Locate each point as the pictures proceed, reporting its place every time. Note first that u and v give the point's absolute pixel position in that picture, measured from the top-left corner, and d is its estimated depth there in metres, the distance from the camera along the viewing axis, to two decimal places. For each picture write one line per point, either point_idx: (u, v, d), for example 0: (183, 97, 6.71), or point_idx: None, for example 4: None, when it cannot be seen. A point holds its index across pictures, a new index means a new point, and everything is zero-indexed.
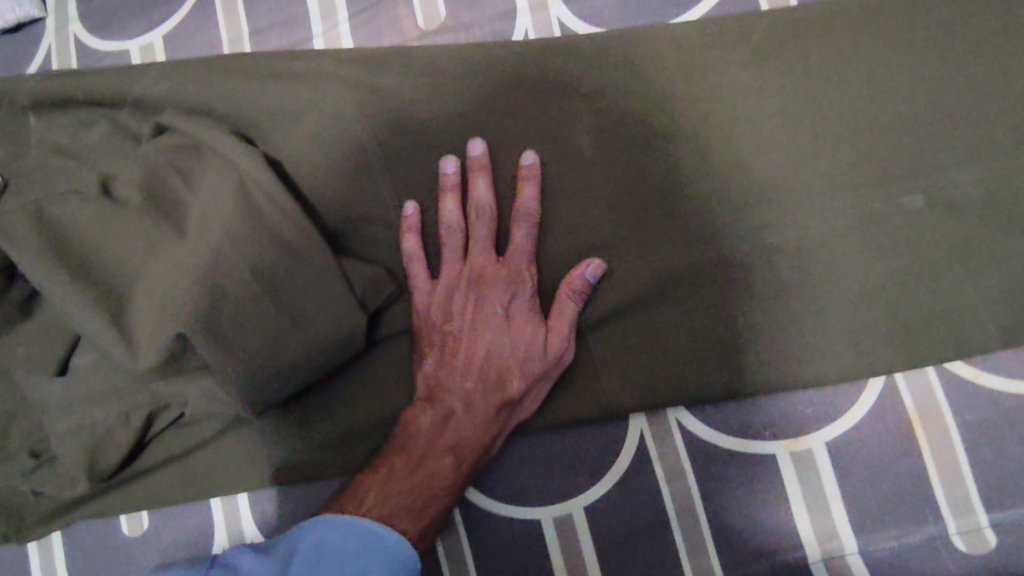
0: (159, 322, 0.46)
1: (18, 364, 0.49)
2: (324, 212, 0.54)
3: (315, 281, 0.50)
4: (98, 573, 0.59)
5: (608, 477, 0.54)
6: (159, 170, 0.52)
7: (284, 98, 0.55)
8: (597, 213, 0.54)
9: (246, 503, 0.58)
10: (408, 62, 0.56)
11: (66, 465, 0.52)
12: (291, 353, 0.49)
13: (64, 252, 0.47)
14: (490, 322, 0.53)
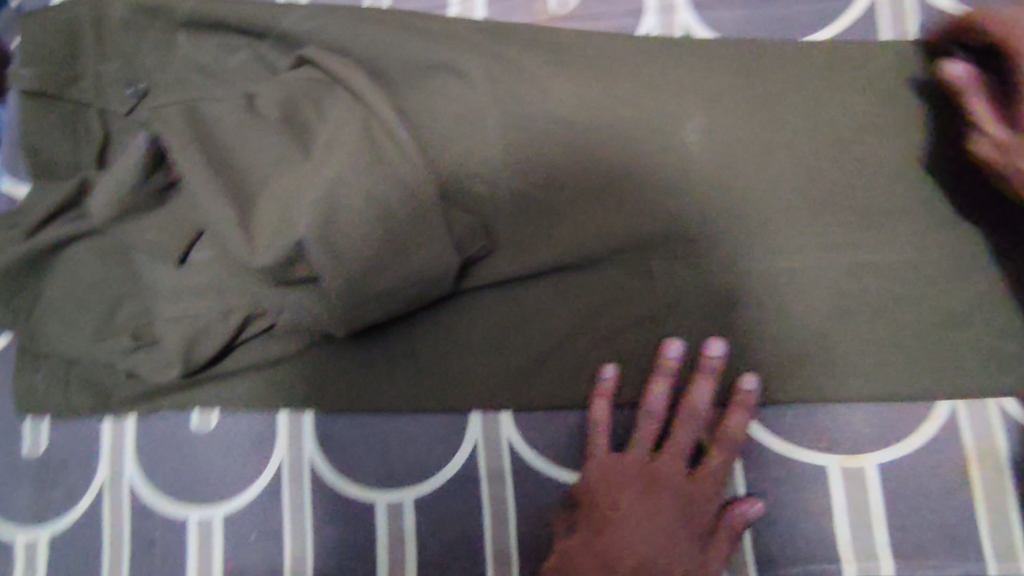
0: (281, 227, 0.51)
1: (147, 246, 0.55)
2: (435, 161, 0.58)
3: (419, 219, 0.53)
4: (164, 460, 0.63)
5: None
6: (298, 97, 0.57)
7: (417, 54, 0.61)
8: (692, 207, 0.57)
9: (309, 425, 0.61)
10: (533, 40, 0.61)
11: (165, 350, 0.56)
12: (387, 281, 0.53)
13: (210, 152, 0.53)
14: (653, 524, 0.51)
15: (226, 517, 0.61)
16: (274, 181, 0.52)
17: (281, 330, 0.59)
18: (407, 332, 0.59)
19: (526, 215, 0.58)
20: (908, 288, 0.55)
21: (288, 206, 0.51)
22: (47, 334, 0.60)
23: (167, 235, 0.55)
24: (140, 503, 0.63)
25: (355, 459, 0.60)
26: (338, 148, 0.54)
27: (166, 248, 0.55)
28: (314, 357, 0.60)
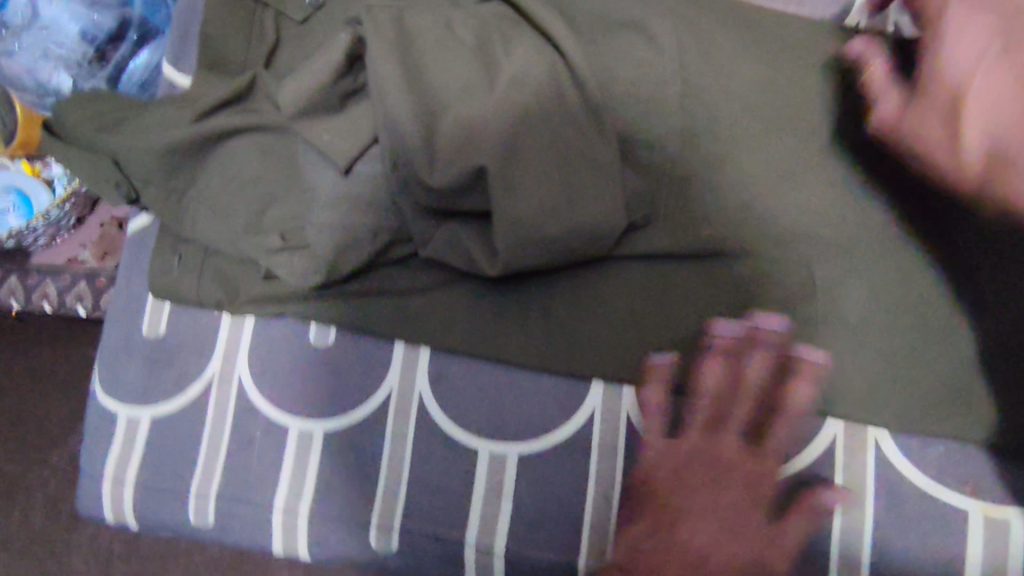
0: (465, 153, 0.50)
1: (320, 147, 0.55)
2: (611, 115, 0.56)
3: (598, 173, 0.52)
4: (272, 365, 0.63)
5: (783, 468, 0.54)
6: (491, 26, 0.55)
7: (611, 10, 0.59)
8: (868, 217, 0.57)
9: (426, 359, 0.60)
10: (733, 17, 0.59)
11: (315, 255, 0.57)
12: (556, 226, 0.51)
13: (404, 62, 0.52)
14: (724, 507, 0.45)
15: (326, 433, 0.61)
16: (457, 104, 0.51)
17: (425, 261, 0.60)
18: (549, 286, 0.58)
19: (693, 193, 0.57)
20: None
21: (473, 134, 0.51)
22: (193, 220, 0.60)
23: (340, 140, 0.55)
24: (245, 401, 0.63)
25: (468, 402, 0.59)
26: (526, 83, 0.52)
27: (336, 154, 0.55)
28: (448, 293, 0.60)
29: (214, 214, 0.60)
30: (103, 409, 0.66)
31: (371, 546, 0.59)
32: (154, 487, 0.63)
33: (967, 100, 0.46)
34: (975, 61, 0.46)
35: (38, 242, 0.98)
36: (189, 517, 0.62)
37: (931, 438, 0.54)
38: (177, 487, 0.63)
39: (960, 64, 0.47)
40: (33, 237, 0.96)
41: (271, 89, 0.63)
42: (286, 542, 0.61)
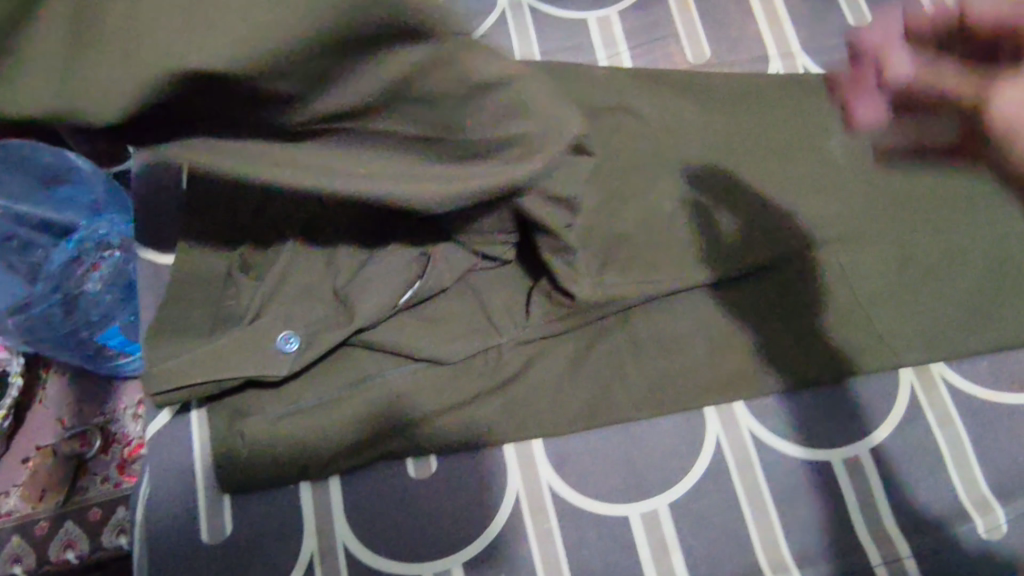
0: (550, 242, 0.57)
1: (382, 281, 0.58)
2: (609, 199, 0.65)
3: (640, 242, 0.64)
4: (380, 518, 0.58)
5: (887, 423, 0.59)
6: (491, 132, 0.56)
7: (593, 97, 0.70)
8: (849, 200, 0.65)
9: (541, 451, 0.60)
10: (686, 83, 0.71)
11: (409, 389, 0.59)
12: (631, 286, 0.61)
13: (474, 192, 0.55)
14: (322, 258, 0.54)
15: (468, 561, 0.57)
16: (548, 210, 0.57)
17: (514, 344, 0.61)
18: (634, 326, 0.62)
19: (717, 225, 0.65)
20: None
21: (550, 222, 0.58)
22: (275, 394, 0.58)
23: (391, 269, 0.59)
24: (363, 567, 0.57)
25: (600, 470, 0.59)
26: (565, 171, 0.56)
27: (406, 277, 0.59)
28: (548, 359, 0.61)
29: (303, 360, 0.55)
30: None
31: None
32: None
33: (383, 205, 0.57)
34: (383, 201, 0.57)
35: None
36: None
37: (982, 356, 0.61)
38: None
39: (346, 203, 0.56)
40: None
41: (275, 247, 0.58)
42: None
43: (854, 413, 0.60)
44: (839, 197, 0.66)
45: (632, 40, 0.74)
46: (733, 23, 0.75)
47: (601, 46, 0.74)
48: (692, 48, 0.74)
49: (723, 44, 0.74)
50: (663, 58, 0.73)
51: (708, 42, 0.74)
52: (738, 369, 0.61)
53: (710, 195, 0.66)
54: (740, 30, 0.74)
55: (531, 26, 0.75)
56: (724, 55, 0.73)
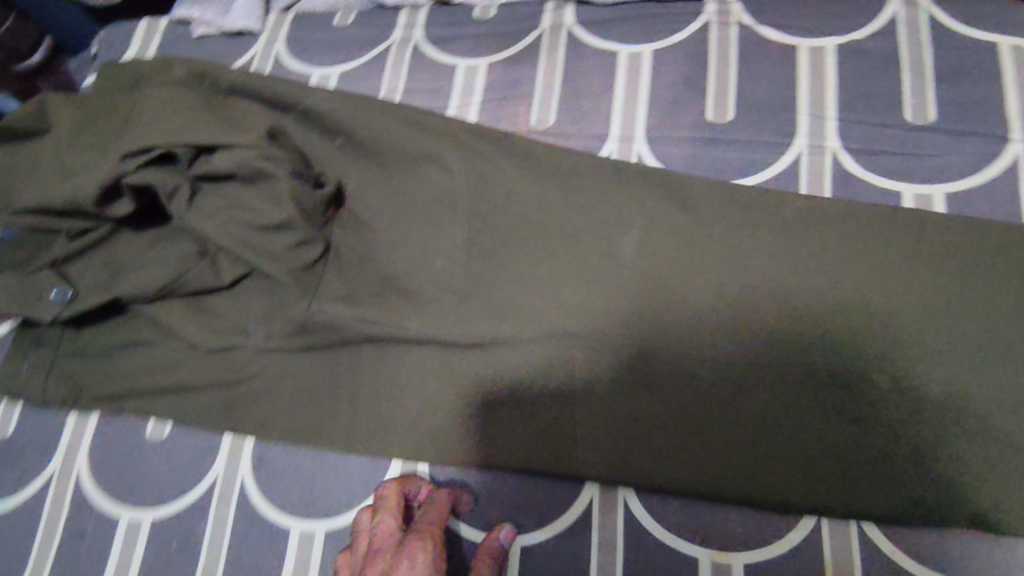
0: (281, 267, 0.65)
1: (153, 264, 0.68)
2: (386, 240, 0.69)
3: (395, 288, 0.67)
4: (108, 460, 0.69)
5: (548, 529, 0.63)
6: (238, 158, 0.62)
7: (414, 138, 0.71)
8: (611, 300, 0.64)
9: (248, 448, 0.67)
10: (511, 148, 0.72)
11: (162, 363, 0.70)
12: (362, 327, 0.65)
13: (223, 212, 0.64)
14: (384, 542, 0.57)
15: (154, 521, 0.66)
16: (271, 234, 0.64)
17: (257, 348, 0.68)
18: (364, 364, 0.67)
19: (474, 291, 0.66)
20: (823, 422, 0.59)
21: (299, 258, 0.66)
22: (69, 336, 0.71)
23: (163, 256, 0.69)
24: (82, 494, 0.68)
25: (288, 483, 0.65)
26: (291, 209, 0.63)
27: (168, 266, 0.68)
28: (281, 371, 0.68)
29: (72, 309, 0.67)
30: None
31: None
32: None
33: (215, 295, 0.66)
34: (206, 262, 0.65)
35: None
36: None
37: (672, 494, 0.61)
38: None
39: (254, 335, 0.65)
40: None
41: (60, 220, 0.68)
42: None
43: (521, 508, 0.63)
44: (602, 301, 0.64)
45: (490, 93, 0.76)
46: (592, 96, 0.74)
47: (458, 95, 0.77)
48: (540, 113, 0.74)
49: (571, 115, 0.74)
50: (508, 116, 0.75)
51: (557, 111, 0.74)
52: (430, 428, 0.64)
53: (480, 263, 0.68)
54: (595, 104, 0.73)
55: (406, 64, 0.80)
56: (566, 127, 0.73)
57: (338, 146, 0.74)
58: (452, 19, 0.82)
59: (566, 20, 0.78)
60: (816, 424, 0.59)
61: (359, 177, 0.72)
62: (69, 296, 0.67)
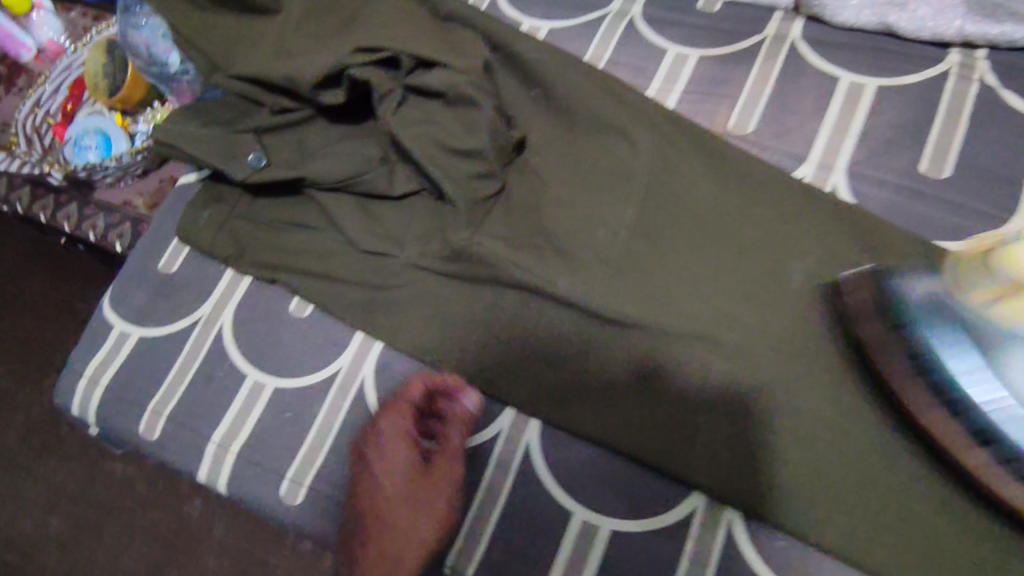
0: (457, 185, 0.64)
1: (340, 154, 0.71)
2: (558, 200, 0.70)
3: (555, 245, 0.68)
4: (250, 323, 0.74)
5: (642, 523, 0.60)
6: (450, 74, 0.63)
7: (610, 112, 0.72)
8: (767, 323, 0.63)
9: (374, 351, 0.70)
10: (704, 144, 0.70)
11: (321, 249, 0.73)
12: (512, 272, 0.65)
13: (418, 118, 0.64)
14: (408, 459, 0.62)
15: (277, 389, 0.70)
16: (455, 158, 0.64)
17: (408, 262, 0.70)
18: (502, 308, 0.66)
19: (630, 271, 0.66)
20: (958, 518, 0.55)
21: (474, 189, 0.65)
22: (250, 204, 0.77)
23: (352, 150, 0.71)
24: (219, 344, 0.73)
25: (403, 394, 0.68)
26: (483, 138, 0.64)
27: (354, 162, 0.71)
28: (422, 289, 0.69)
29: (257, 176, 0.70)
30: (104, 321, 0.77)
31: (281, 495, 0.66)
32: (122, 396, 0.73)
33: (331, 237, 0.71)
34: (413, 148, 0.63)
35: (106, 180, 1.13)
36: (138, 429, 0.71)
37: (782, 532, 0.58)
38: (138, 402, 0.72)
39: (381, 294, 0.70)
40: (103, 175, 1.12)
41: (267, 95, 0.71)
42: (209, 472, 0.68)
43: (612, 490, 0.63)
44: (757, 321, 0.63)
45: (694, 84, 0.75)
46: (800, 114, 0.71)
47: (661, 78, 0.76)
48: (741, 117, 0.72)
49: (773, 127, 0.71)
50: (707, 111, 0.73)
51: (758, 119, 0.72)
52: (552, 390, 0.64)
53: (643, 246, 0.67)
54: (802, 123, 0.71)
55: (617, 36, 0.80)
56: (765, 137, 0.71)
57: (532, 96, 0.75)
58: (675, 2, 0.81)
59: (792, 33, 0.76)
60: (949, 516, 0.56)
61: (547, 136, 0.74)
62: (261, 164, 0.71)
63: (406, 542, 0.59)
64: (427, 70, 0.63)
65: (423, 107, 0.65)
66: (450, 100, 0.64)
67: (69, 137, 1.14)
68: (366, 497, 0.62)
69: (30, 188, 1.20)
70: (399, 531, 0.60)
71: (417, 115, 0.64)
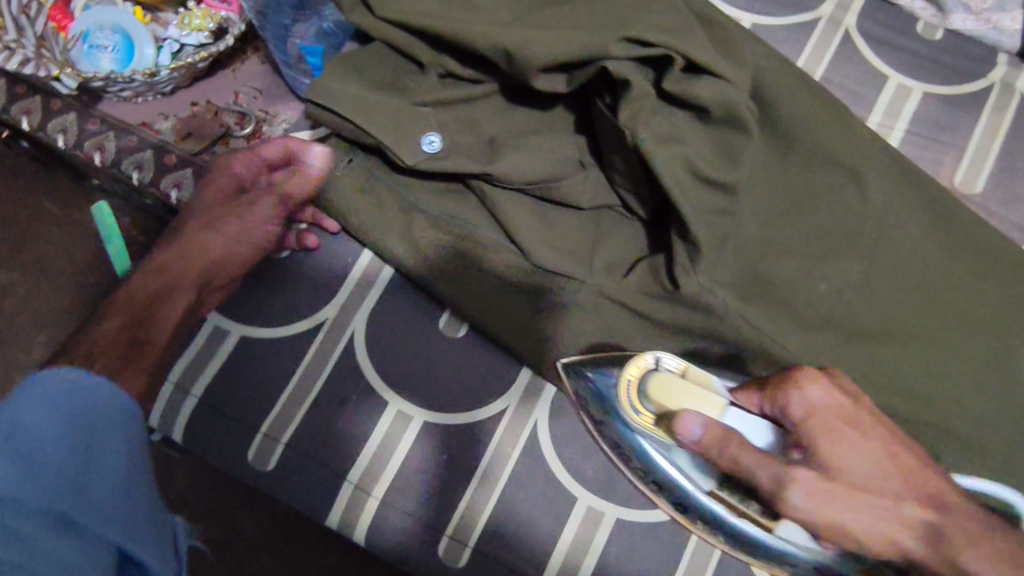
0: (696, 223, 0.54)
1: (533, 151, 0.58)
2: (778, 241, 0.60)
3: (779, 295, 0.58)
4: (391, 339, 0.61)
5: None
6: (720, 88, 0.51)
7: (848, 138, 0.61)
8: (996, 417, 0.58)
9: (550, 393, 0.60)
10: (940, 196, 0.62)
11: (489, 257, 0.59)
12: (738, 327, 0.56)
13: (669, 134, 0.52)
14: (233, 183, 0.61)
15: (430, 426, 0.58)
16: (699, 190, 0.54)
17: (604, 292, 0.58)
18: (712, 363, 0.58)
19: (858, 339, 0.58)
20: None
21: (714, 228, 0.55)
22: (391, 181, 0.60)
23: (547, 147, 0.58)
24: (352, 360, 0.60)
25: (587, 447, 0.58)
26: (739, 172, 0.53)
27: (552, 165, 0.58)
28: (615, 328, 0.58)
29: (435, 162, 0.56)
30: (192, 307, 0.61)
31: (438, 553, 0.56)
32: (222, 411, 0.58)
33: (214, 272, 0.58)
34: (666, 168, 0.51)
35: (121, 94, 0.89)
36: (249, 457, 0.58)
37: None
38: (246, 422, 0.58)
39: (223, 247, 0.59)
40: (120, 88, 0.88)
41: (453, 64, 0.58)
42: (344, 517, 0.57)
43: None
44: (990, 413, 0.58)
45: (919, 124, 0.67)
46: None
47: (883, 109, 0.67)
48: (968, 173, 0.66)
49: (1001, 191, 0.65)
50: (933, 161, 0.66)
51: (987, 179, 0.66)
52: None
53: (873, 309, 0.59)
54: None
55: (833, 44, 0.69)
56: (993, 202, 0.65)
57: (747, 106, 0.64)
58: (891, 19, 0.70)
59: (1019, 82, 0.68)
60: None
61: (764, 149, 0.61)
62: (435, 147, 0.56)
63: (200, 261, 0.58)
64: (697, 77, 0.51)
65: (675, 120, 0.52)
66: (711, 118, 0.53)
67: (74, 32, 0.89)
68: (197, 227, 0.60)
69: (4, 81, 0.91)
70: (184, 263, 0.58)
71: (667, 130, 0.52)
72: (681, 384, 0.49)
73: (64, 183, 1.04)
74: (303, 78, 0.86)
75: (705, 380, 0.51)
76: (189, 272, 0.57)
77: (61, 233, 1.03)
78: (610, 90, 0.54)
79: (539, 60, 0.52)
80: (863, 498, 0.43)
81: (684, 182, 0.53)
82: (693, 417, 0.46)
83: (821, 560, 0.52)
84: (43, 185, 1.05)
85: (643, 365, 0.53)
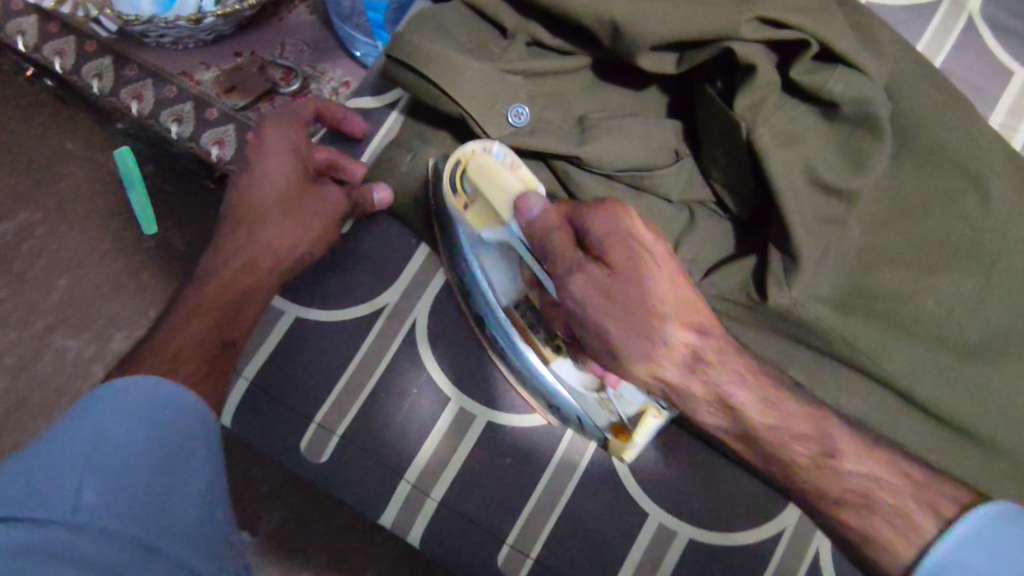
0: (807, 230, 0.48)
1: (626, 135, 0.52)
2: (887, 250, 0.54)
3: (886, 310, 0.53)
4: (451, 332, 0.56)
5: None
6: (852, 80, 0.46)
7: (976, 138, 0.54)
8: None
9: None
10: None
11: None
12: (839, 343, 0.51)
13: (787, 130, 0.47)
14: (285, 157, 0.53)
15: (492, 426, 0.55)
16: (814, 193, 0.48)
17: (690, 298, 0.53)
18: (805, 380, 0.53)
19: (967, 362, 0.53)
20: None
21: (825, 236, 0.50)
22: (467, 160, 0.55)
23: (642, 132, 0.53)
24: (413, 349, 0.56)
25: (659, 456, 0.54)
26: (863, 174, 0.47)
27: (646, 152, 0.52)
28: None
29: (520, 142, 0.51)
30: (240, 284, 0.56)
31: (497, 562, 0.53)
32: (274, 397, 0.55)
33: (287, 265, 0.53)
34: (778, 165, 0.46)
35: (162, 40, 0.83)
36: (301, 446, 0.54)
37: None
38: (297, 409, 0.55)
39: (290, 242, 0.53)
40: (161, 33, 0.82)
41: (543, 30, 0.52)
42: (399, 517, 0.53)
43: None
44: None
45: None
46: None
47: (1004, 109, 0.61)
48: None
49: None
50: None
51: None
52: None
53: (985, 334, 0.54)
54: None
55: (957, 28, 0.62)
56: None
57: None
58: None
59: None
60: None
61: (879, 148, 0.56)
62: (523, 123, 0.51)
63: (269, 261, 0.53)
64: (830, 67, 0.46)
65: (795, 115, 0.47)
66: (839, 115, 0.47)
67: None
68: (256, 219, 0.53)
69: (38, 16, 0.86)
70: (253, 265, 0.52)
71: (785, 123, 0.47)
72: (501, 177, 0.49)
73: (89, 123, 0.99)
74: (360, 34, 0.79)
75: (530, 181, 0.50)
76: (252, 281, 0.53)
77: (82, 176, 0.98)
78: (722, 73, 0.49)
79: (651, 36, 0.46)
80: (655, 315, 0.42)
81: (798, 184, 0.48)
82: (534, 198, 0.47)
83: (591, 419, 0.53)
84: (69, 125, 0.99)
85: (478, 151, 0.51)
